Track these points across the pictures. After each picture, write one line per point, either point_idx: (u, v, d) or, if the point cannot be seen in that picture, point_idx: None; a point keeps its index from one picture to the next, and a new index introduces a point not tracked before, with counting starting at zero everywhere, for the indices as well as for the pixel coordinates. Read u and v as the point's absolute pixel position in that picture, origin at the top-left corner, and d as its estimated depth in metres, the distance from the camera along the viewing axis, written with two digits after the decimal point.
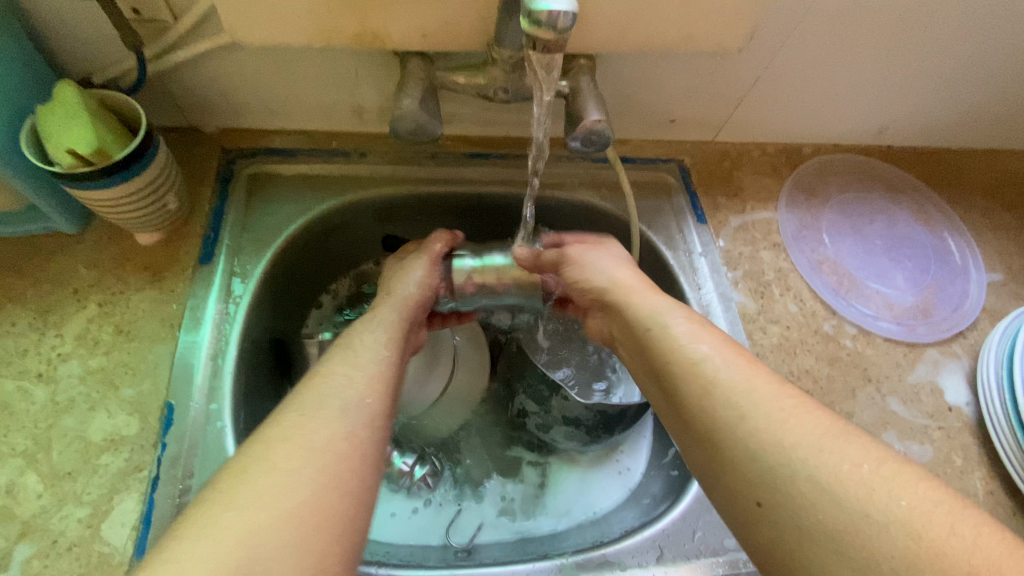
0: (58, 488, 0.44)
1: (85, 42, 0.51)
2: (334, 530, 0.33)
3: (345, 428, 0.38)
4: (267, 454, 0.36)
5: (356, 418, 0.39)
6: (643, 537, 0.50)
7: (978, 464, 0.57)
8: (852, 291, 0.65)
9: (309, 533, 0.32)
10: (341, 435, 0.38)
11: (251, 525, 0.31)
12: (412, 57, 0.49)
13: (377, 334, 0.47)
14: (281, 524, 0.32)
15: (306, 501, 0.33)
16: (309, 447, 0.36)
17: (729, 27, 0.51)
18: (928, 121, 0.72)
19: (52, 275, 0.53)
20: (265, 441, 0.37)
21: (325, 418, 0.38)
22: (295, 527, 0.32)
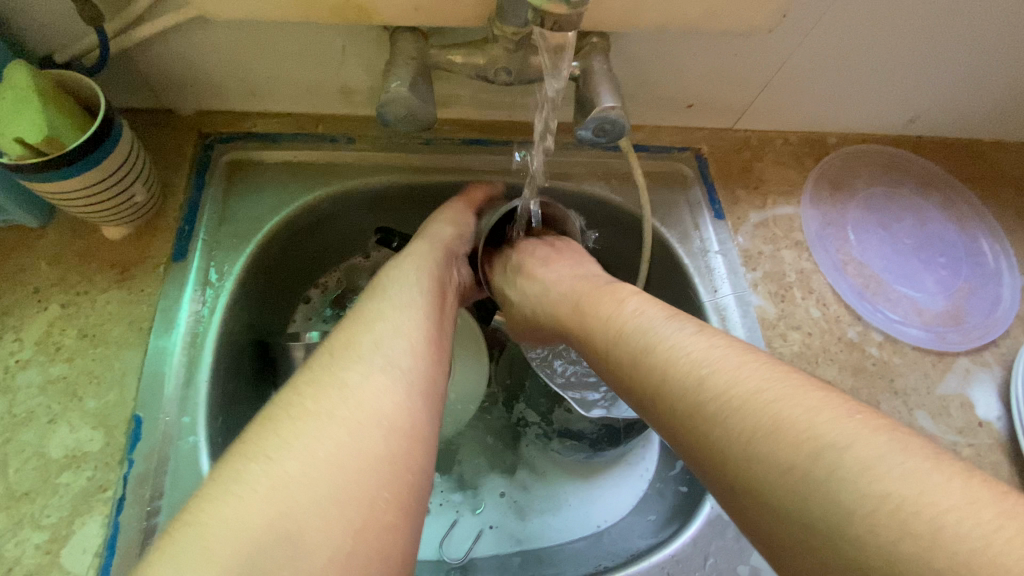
0: (15, 509, 0.40)
1: (39, 16, 0.46)
2: (382, 475, 0.31)
3: (381, 367, 0.36)
4: (298, 400, 0.34)
5: (391, 360, 0.37)
6: (650, 563, 0.47)
7: (1010, 485, 0.53)
8: (878, 295, 0.61)
9: (353, 477, 0.30)
10: (378, 373, 0.35)
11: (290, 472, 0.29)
12: (403, 33, 0.44)
13: (408, 272, 0.45)
14: (321, 472, 0.30)
15: (350, 446, 0.31)
16: (340, 392, 0.34)
17: (759, 4, 0.45)
18: (966, 109, 0.67)
19: (11, 272, 0.48)
20: (297, 389, 0.35)
21: (361, 360, 0.36)
22: (337, 475, 0.30)
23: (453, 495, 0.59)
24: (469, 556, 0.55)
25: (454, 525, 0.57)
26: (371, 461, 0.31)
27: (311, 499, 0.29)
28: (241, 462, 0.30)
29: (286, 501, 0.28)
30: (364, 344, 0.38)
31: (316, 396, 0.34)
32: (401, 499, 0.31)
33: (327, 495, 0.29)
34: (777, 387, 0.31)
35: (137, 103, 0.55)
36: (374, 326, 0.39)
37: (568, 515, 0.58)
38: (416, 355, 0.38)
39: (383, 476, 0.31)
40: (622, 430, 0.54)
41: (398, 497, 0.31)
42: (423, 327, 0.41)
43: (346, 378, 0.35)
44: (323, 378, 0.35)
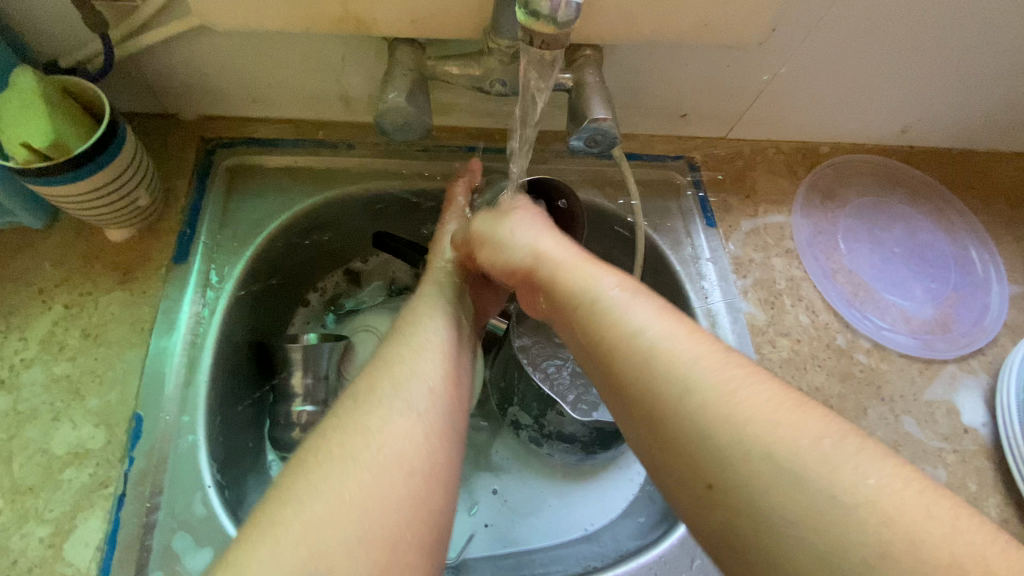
0: (18, 504, 0.42)
1: (47, 24, 0.47)
2: (402, 511, 0.32)
3: (403, 409, 0.37)
4: (326, 443, 0.34)
5: (412, 399, 0.38)
6: (639, 563, 0.48)
7: (994, 490, 0.54)
8: (867, 302, 0.62)
9: (379, 524, 0.31)
10: (398, 416, 0.36)
11: (319, 518, 0.30)
12: (400, 44, 0.45)
13: (427, 305, 0.46)
14: (348, 517, 0.31)
15: (375, 490, 0.32)
16: (365, 434, 0.35)
17: (749, 17, 0.46)
18: (957, 121, 0.68)
19: (17, 273, 0.49)
20: (324, 432, 0.35)
21: (383, 401, 0.37)
22: (364, 521, 0.31)
23: None
24: (463, 556, 0.56)
25: None
26: (394, 505, 0.32)
27: (340, 549, 0.30)
28: (275, 505, 0.31)
29: (317, 550, 0.29)
30: (387, 382, 0.38)
31: (340, 439, 0.35)
32: (423, 538, 0.32)
33: (354, 540, 0.30)
34: (764, 401, 0.31)
35: (141, 109, 0.57)
36: (398, 364, 0.40)
37: (559, 516, 0.59)
38: (437, 394, 0.39)
39: (407, 518, 0.32)
40: (614, 434, 0.56)
41: (420, 542, 0.32)
42: (444, 364, 0.41)
43: (370, 421, 0.36)
44: (349, 420, 0.36)
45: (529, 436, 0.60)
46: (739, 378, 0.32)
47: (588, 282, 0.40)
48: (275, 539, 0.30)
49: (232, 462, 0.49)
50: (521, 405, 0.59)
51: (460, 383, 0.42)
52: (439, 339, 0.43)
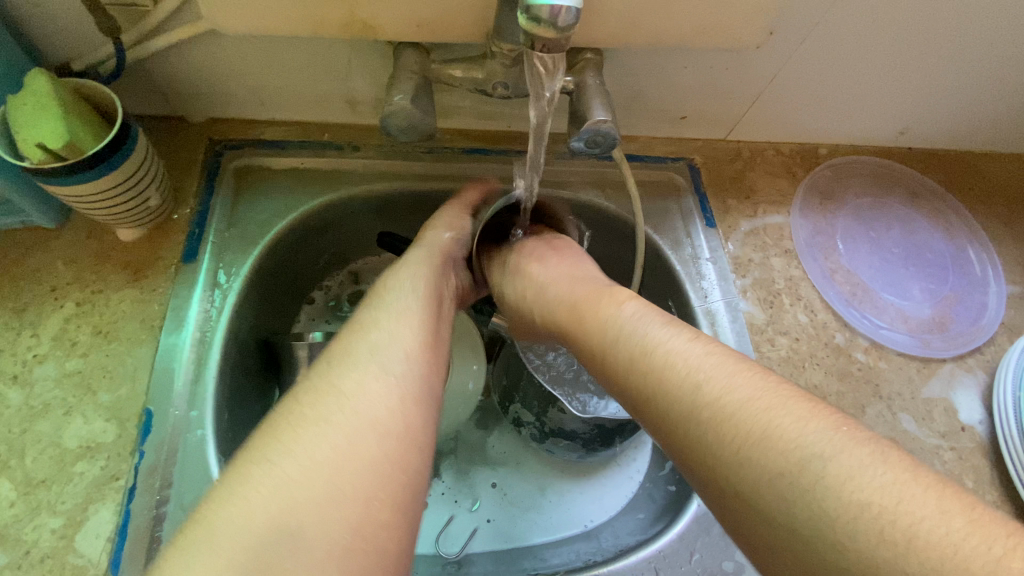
0: (32, 496, 0.43)
1: (61, 29, 0.48)
2: (374, 473, 0.33)
3: (376, 374, 0.37)
4: (297, 408, 0.35)
5: (382, 362, 0.38)
6: (638, 558, 0.49)
7: (990, 488, 0.54)
8: (865, 302, 0.63)
9: (350, 483, 0.32)
10: (373, 379, 0.37)
11: (290, 479, 0.31)
12: (405, 48, 0.46)
13: (405, 275, 0.47)
14: (319, 473, 0.32)
15: (344, 448, 0.33)
16: (336, 396, 0.36)
17: (746, 21, 0.47)
18: (954, 122, 0.69)
19: (30, 272, 0.51)
20: (299, 398, 0.36)
21: (357, 367, 0.38)
22: (333, 479, 0.32)
23: (450, 491, 0.61)
24: (465, 551, 0.56)
25: (450, 521, 0.59)
26: (365, 466, 0.33)
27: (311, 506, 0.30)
28: (246, 465, 0.32)
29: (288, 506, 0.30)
30: (359, 348, 0.39)
31: (315, 404, 0.35)
32: (396, 498, 0.33)
33: (326, 499, 0.31)
34: (768, 399, 0.33)
35: (151, 111, 0.58)
36: (371, 330, 0.41)
37: (560, 512, 0.59)
38: (413, 360, 0.39)
39: (378, 478, 0.33)
40: (614, 431, 0.56)
41: (391, 500, 0.32)
42: (420, 332, 0.42)
43: (340, 384, 0.36)
44: (321, 385, 0.37)
45: (530, 433, 0.61)
46: (746, 381, 0.35)
47: (604, 308, 0.44)
48: (249, 499, 0.31)
49: None
50: (523, 402, 0.60)
51: (437, 351, 0.42)
52: (416, 311, 0.43)
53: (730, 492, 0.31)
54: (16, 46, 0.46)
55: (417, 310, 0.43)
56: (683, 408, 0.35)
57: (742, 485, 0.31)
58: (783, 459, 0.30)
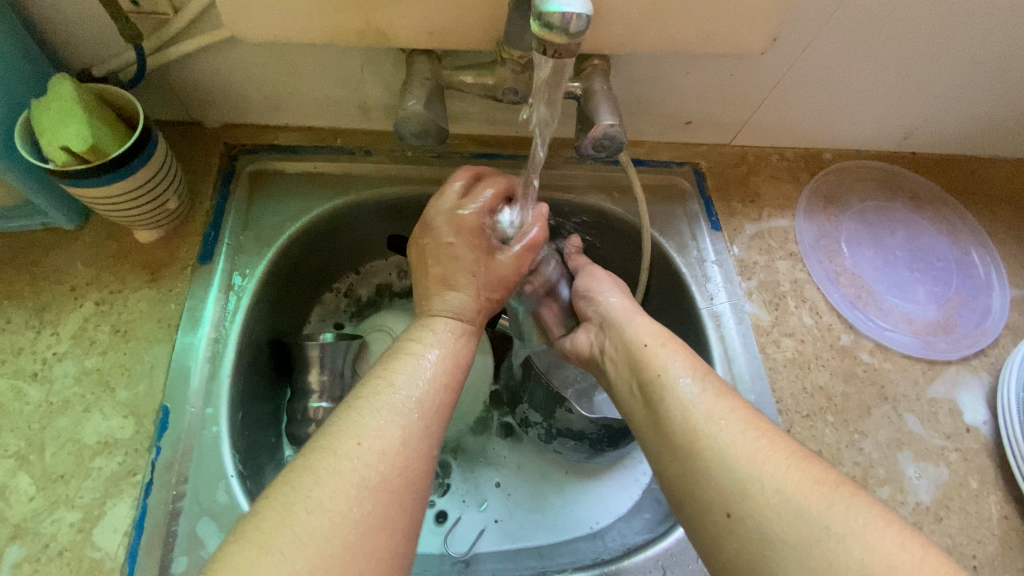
0: (51, 490, 0.43)
1: (85, 37, 0.50)
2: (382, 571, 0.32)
3: (394, 440, 0.36)
4: (309, 490, 0.33)
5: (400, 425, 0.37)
6: (646, 556, 0.49)
7: (995, 489, 0.54)
8: (869, 304, 0.63)
9: (361, 557, 0.31)
10: (384, 464, 0.35)
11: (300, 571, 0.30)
12: (418, 55, 0.47)
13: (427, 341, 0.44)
14: (327, 547, 0.31)
15: (357, 519, 0.32)
16: (346, 457, 0.34)
17: (751, 29, 0.49)
18: (957, 127, 0.69)
19: (50, 272, 0.52)
20: (310, 469, 0.34)
21: (373, 430, 0.36)
22: (346, 556, 0.31)
23: (459, 491, 0.62)
24: (474, 550, 0.57)
25: (459, 520, 0.59)
26: (376, 544, 0.32)
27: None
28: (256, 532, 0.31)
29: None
30: (375, 408, 0.38)
31: (327, 469, 0.34)
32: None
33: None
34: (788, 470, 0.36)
35: (168, 116, 0.59)
36: (387, 388, 0.39)
37: (567, 513, 0.60)
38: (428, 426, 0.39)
39: (382, 572, 0.32)
40: (622, 431, 0.57)
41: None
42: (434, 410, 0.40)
43: (348, 445, 0.35)
44: (332, 444, 0.35)
45: (537, 434, 0.62)
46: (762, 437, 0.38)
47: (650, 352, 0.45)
48: None
49: (252, 456, 0.51)
50: (531, 403, 0.61)
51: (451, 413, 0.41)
52: (435, 372, 0.42)
53: (754, 534, 0.34)
54: (40, 52, 0.48)
55: (435, 379, 0.41)
56: (715, 452, 0.38)
57: (760, 517, 0.34)
58: (804, 513, 0.34)
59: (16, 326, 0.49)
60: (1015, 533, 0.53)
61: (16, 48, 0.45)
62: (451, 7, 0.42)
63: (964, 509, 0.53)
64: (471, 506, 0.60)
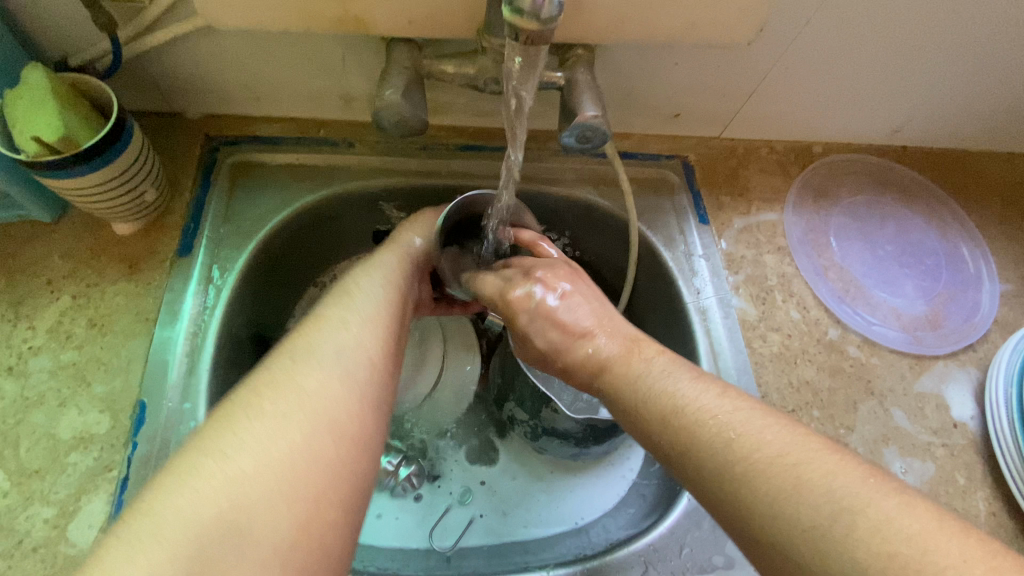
0: (25, 486, 0.43)
1: (58, 25, 0.49)
2: (329, 477, 0.32)
3: (339, 375, 0.37)
4: (256, 401, 0.34)
5: (347, 362, 0.38)
6: (628, 552, 0.49)
7: (981, 484, 0.54)
8: (858, 299, 0.63)
9: (303, 480, 0.32)
10: (330, 377, 0.36)
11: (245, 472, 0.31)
12: (398, 44, 0.47)
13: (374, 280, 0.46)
14: (268, 471, 0.31)
15: (297, 447, 0.32)
16: (298, 389, 0.35)
17: (737, 18, 0.48)
18: (949, 120, 0.69)
19: (26, 265, 0.51)
20: (257, 386, 0.35)
21: (320, 363, 0.37)
22: (287, 479, 0.31)
23: (444, 484, 0.61)
24: (458, 544, 0.57)
25: (444, 515, 0.59)
26: (319, 468, 0.32)
27: (255, 508, 0.30)
28: (196, 457, 0.31)
29: (238, 500, 0.30)
30: (322, 345, 0.38)
31: (268, 404, 0.34)
32: (344, 504, 0.32)
33: (277, 499, 0.30)
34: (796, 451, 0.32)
35: (148, 107, 0.58)
36: (335, 322, 0.41)
37: (552, 509, 0.60)
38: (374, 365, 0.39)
39: (331, 477, 0.32)
40: (607, 430, 0.56)
41: (340, 505, 0.32)
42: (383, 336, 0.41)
43: (301, 379, 0.36)
44: (280, 378, 0.36)
45: (523, 432, 0.62)
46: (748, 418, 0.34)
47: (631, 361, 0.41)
48: (193, 491, 0.29)
49: None
50: (517, 401, 0.60)
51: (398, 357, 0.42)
52: (382, 316, 0.43)
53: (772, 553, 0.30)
54: (12, 40, 0.47)
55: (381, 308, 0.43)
56: (693, 438, 0.35)
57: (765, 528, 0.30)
58: (815, 514, 0.31)
59: None
60: (1002, 529, 0.52)
61: None
62: None
63: (951, 505, 0.53)
64: (455, 502, 0.60)
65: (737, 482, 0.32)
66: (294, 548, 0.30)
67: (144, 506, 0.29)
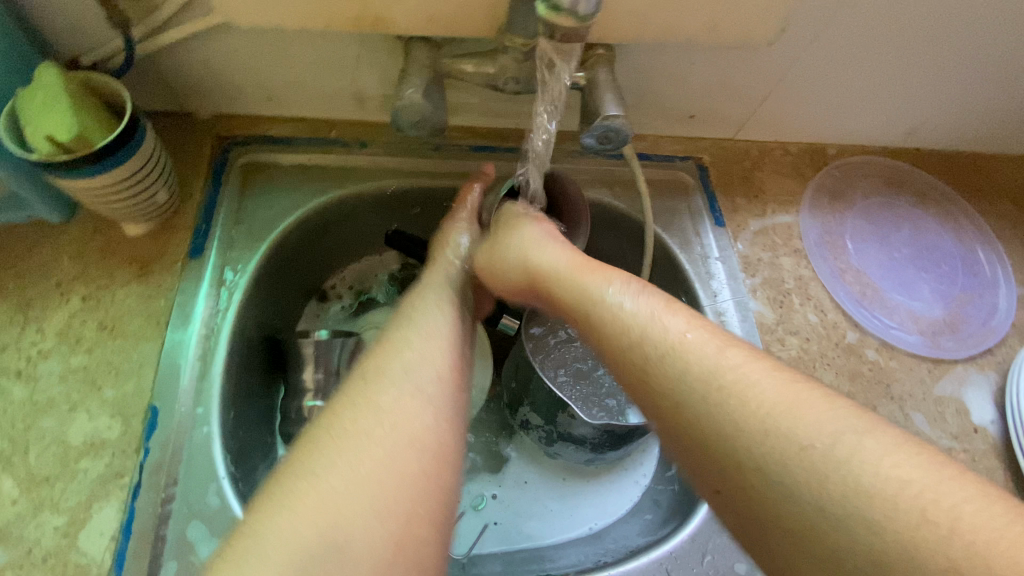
0: (35, 493, 0.42)
1: (70, 23, 0.48)
2: (416, 493, 0.32)
3: (416, 388, 0.37)
4: (337, 422, 0.35)
5: (420, 378, 0.38)
6: (649, 559, 0.48)
7: (1004, 491, 0.54)
8: (875, 302, 0.62)
9: (391, 495, 0.32)
10: (409, 396, 0.37)
11: (336, 490, 0.31)
12: (417, 43, 0.46)
13: (432, 298, 0.46)
14: (355, 483, 0.31)
15: (378, 458, 0.33)
16: (376, 406, 0.35)
17: (760, 18, 0.47)
18: (963, 122, 0.68)
19: (35, 266, 0.50)
20: (334, 410, 0.36)
21: (396, 383, 0.37)
22: (377, 494, 0.31)
23: None
24: (473, 551, 0.56)
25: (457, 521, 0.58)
26: (405, 481, 0.32)
27: (349, 524, 0.30)
28: (289, 481, 0.32)
29: (331, 516, 0.30)
30: (391, 366, 0.39)
31: (344, 426, 0.34)
32: (433, 516, 0.32)
33: (370, 516, 0.30)
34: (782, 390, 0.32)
35: (158, 106, 0.58)
36: (404, 344, 0.41)
37: (567, 515, 0.59)
38: (444, 379, 0.39)
39: (416, 493, 0.32)
40: (623, 436, 0.55)
41: (429, 516, 0.32)
42: (450, 354, 0.42)
43: (378, 398, 0.36)
44: (357, 400, 0.36)
45: (538, 437, 0.61)
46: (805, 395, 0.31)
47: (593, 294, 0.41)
48: (289, 510, 0.30)
49: (245, 457, 0.50)
50: (531, 406, 0.59)
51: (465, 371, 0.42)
52: (450, 334, 0.43)
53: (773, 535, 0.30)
54: (24, 38, 0.46)
55: (448, 331, 0.43)
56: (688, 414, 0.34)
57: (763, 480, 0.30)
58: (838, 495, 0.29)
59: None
60: None
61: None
62: None
63: None
64: (469, 507, 0.59)
65: (778, 456, 0.29)
66: (392, 564, 0.30)
67: (245, 531, 0.30)
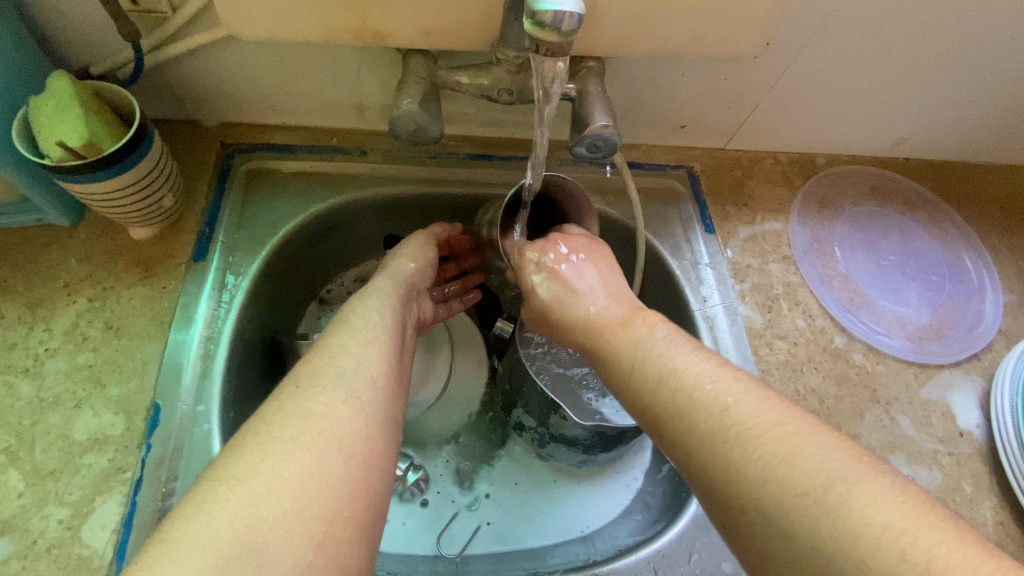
0: (40, 487, 0.43)
1: (83, 35, 0.50)
2: (342, 498, 0.32)
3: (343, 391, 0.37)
4: (266, 427, 0.35)
5: (347, 382, 0.38)
6: (638, 558, 0.49)
7: (988, 494, 0.54)
8: (862, 308, 0.63)
9: (316, 500, 0.32)
10: (342, 402, 0.37)
11: (259, 494, 0.31)
12: (414, 55, 0.48)
13: (372, 303, 0.46)
14: (280, 489, 0.31)
15: (304, 464, 0.33)
16: (301, 412, 0.35)
17: (744, 33, 0.49)
18: (949, 133, 0.70)
19: (44, 268, 0.52)
20: (264, 416, 0.36)
21: (324, 388, 0.37)
22: (300, 499, 0.31)
23: (451, 490, 0.61)
24: (466, 550, 0.57)
25: (451, 520, 0.59)
26: (329, 485, 0.32)
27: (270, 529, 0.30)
28: (215, 483, 0.32)
29: (254, 521, 0.30)
30: (318, 373, 0.38)
31: (265, 434, 0.34)
32: (359, 520, 0.33)
33: (292, 518, 0.31)
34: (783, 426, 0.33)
35: (165, 115, 0.60)
36: (339, 352, 0.40)
37: (559, 516, 0.60)
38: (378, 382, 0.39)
39: (343, 496, 0.33)
40: (614, 438, 0.56)
41: (355, 523, 0.32)
42: (387, 358, 0.42)
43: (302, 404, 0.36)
44: (282, 407, 0.36)
45: (531, 438, 0.62)
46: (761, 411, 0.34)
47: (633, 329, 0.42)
48: (210, 516, 0.30)
49: None
50: (525, 407, 0.60)
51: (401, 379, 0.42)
52: (385, 335, 0.43)
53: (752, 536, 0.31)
54: (38, 49, 0.48)
55: (386, 337, 0.43)
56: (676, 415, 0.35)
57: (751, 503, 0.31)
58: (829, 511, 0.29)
59: (8, 321, 0.49)
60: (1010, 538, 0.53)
61: (15, 44, 0.45)
62: (447, 7, 0.43)
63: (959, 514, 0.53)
64: (462, 507, 0.60)
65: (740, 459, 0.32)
66: (310, 565, 0.30)
67: (163, 536, 0.29)
